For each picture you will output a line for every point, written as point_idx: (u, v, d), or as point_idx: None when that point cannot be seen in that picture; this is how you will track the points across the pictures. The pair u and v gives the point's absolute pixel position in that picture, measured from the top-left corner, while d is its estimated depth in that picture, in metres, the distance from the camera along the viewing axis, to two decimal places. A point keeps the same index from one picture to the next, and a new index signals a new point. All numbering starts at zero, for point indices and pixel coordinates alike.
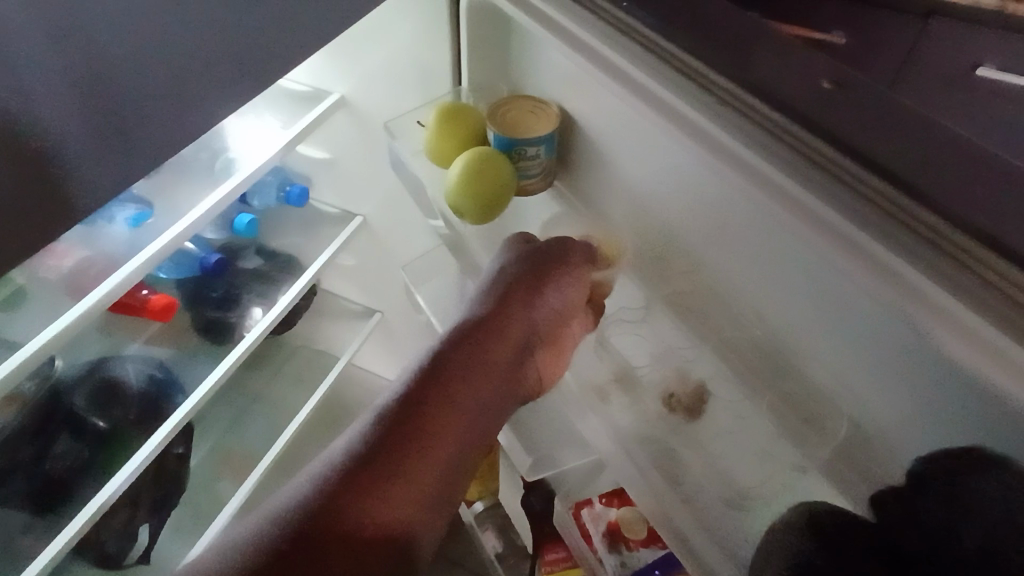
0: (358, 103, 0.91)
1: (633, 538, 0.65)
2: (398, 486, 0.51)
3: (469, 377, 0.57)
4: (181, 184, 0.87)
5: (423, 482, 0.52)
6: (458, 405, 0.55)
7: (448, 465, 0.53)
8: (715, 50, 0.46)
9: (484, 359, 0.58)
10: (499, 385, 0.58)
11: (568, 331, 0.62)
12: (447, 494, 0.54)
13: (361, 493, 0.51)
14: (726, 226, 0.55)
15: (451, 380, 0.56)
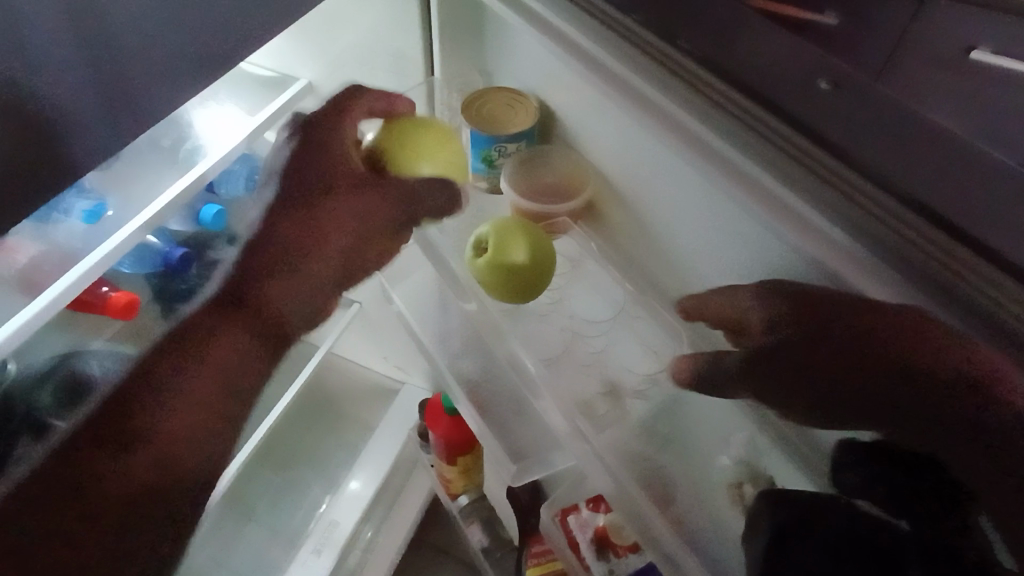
0: (325, 90, 0.87)
1: (620, 543, 0.62)
2: (193, 382, 0.62)
3: (251, 322, 0.65)
4: (143, 174, 0.82)
5: (207, 377, 0.63)
6: (216, 347, 0.63)
7: (222, 366, 0.64)
8: (698, 41, 0.43)
9: (242, 321, 0.65)
10: (221, 381, 0.64)
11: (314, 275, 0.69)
12: (249, 361, 0.66)
13: (163, 371, 0.61)
14: (698, 232, 0.52)
15: (243, 318, 0.65)
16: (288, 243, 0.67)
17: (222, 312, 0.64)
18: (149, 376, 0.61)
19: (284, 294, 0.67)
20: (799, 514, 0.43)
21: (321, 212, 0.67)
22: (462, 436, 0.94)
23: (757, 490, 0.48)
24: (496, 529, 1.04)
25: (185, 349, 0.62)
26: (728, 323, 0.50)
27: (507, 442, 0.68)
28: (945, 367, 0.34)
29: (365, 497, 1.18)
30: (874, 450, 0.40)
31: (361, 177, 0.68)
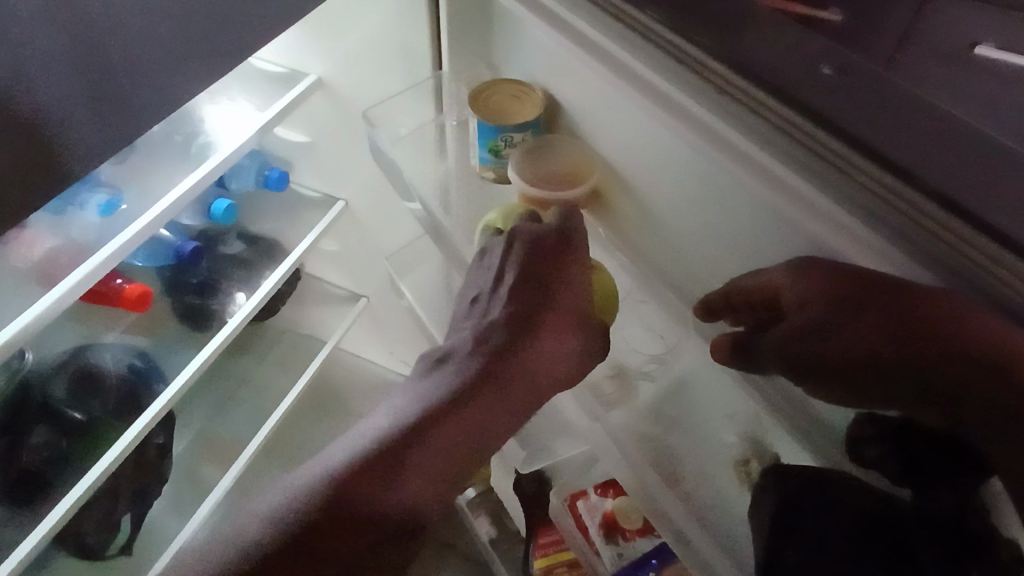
0: (335, 86, 0.88)
1: (629, 528, 0.63)
2: (403, 481, 0.56)
3: (468, 420, 0.55)
4: (154, 169, 0.84)
5: (416, 480, 0.56)
6: (420, 455, 0.56)
7: (430, 465, 0.56)
8: (705, 30, 0.44)
9: (457, 429, 0.55)
10: (449, 484, 0.57)
11: (546, 382, 0.55)
12: (467, 464, 0.57)
13: (381, 473, 0.56)
14: (706, 221, 0.52)
15: (447, 420, 0.55)
16: (510, 375, 0.55)
17: (396, 464, 0.56)
18: (374, 466, 0.56)
19: (511, 392, 0.55)
20: (818, 490, 0.44)
21: (472, 408, 0.55)
22: None
23: (762, 467, 0.50)
24: (503, 521, 1.04)
25: (403, 454, 0.56)
26: (760, 305, 0.47)
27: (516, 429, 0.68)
28: (963, 337, 0.34)
29: None
30: (895, 422, 0.40)
31: (568, 286, 0.57)
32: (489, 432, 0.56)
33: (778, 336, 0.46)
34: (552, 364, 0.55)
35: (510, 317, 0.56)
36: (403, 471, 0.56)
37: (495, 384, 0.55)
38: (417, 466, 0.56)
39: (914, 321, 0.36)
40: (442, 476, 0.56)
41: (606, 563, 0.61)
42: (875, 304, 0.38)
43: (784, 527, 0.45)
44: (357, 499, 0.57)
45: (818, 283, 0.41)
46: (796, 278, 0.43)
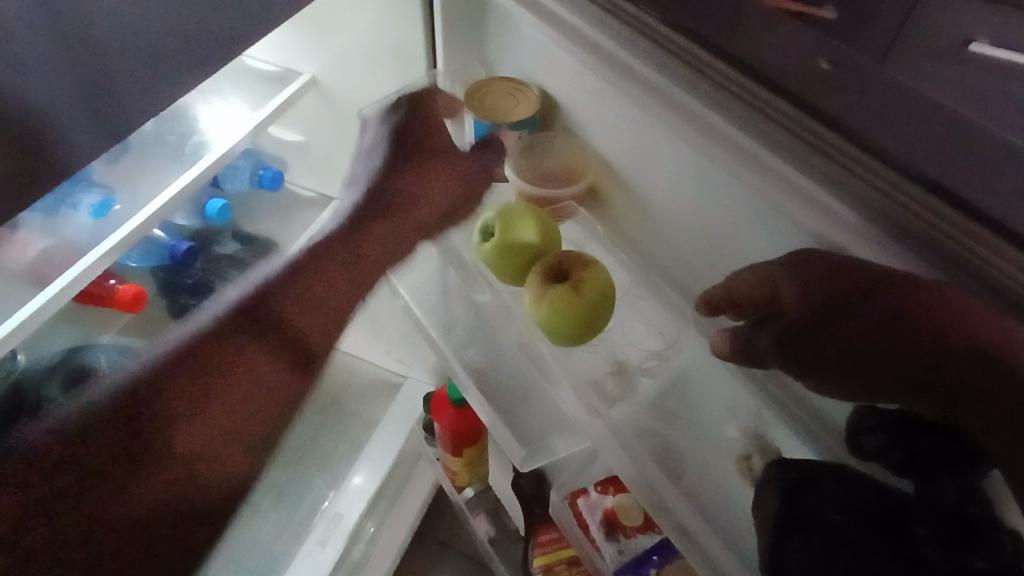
0: (329, 84, 0.88)
1: (630, 524, 0.62)
2: (195, 430, 0.62)
3: (195, 401, 0.61)
4: (149, 169, 0.83)
5: (221, 427, 0.64)
6: (193, 411, 0.61)
7: (236, 413, 0.65)
8: (704, 26, 0.44)
9: (221, 392, 0.64)
10: (225, 438, 0.64)
11: (284, 345, 0.67)
12: (237, 428, 0.65)
13: (149, 436, 0.59)
14: (705, 217, 0.52)
15: (192, 383, 0.61)
16: (329, 307, 0.71)
17: (211, 372, 0.63)
18: (143, 433, 0.59)
19: (237, 357, 0.64)
20: (821, 486, 0.43)
21: (328, 294, 0.70)
22: (467, 428, 0.95)
23: (765, 462, 0.49)
24: (502, 520, 1.04)
25: (201, 392, 0.62)
26: (760, 302, 0.47)
27: (515, 428, 0.68)
28: (961, 332, 0.34)
29: (369, 490, 1.19)
30: (897, 417, 0.40)
31: None
32: (251, 395, 0.66)
33: (776, 333, 0.47)
34: (270, 333, 0.66)
35: (398, 259, 0.75)
36: (220, 417, 0.64)
37: (213, 350, 0.63)
38: (232, 413, 0.64)
39: (915, 317, 0.36)
40: (213, 432, 0.63)
41: (608, 560, 0.61)
42: (879, 299, 0.38)
43: (785, 520, 0.43)
44: (128, 459, 0.58)
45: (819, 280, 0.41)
46: (796, 275, 0.43)
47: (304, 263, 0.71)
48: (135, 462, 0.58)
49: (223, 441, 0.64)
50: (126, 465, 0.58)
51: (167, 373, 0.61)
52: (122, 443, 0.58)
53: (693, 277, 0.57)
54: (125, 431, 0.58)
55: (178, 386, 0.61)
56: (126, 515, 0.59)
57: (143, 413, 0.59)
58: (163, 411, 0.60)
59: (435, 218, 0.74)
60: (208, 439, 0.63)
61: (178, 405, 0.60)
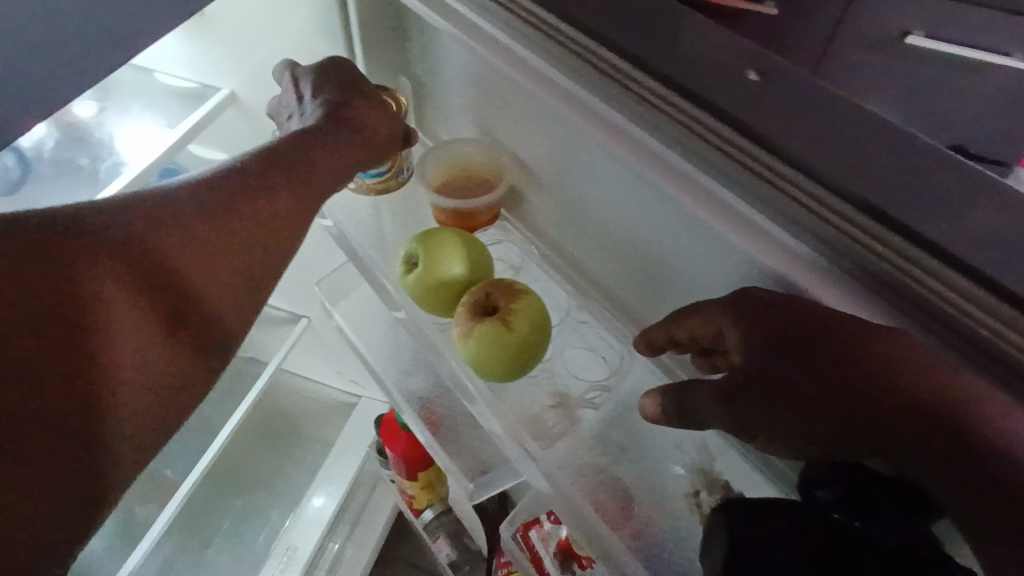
0: (251, 100, 0.83)
1: (581, 554, 0.58)
2: (127, 374, 0.43)
3: (124, 340, 0.43)
4: (56, 196, 0.76)
5: (142, 398, 0.44)
6: (115, 359, 0.42)
7: (154, 371, 0.44)
8: (626, 38, 0.41)
9: (127, 316, 0.43)
10: (162, 409, 0.45)
11: (219, 288, 0.47)
12: (170, 401, 0.46)
13: (77, 360, 0.41)
14: (645, 238, 0.50)
15: (115, 322, 0.42)
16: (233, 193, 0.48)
17: (166, 266, 0.45)
18: (62, 350, 0.40)
19: (199, 257, 0.46)
20: (767, 525, 0.38)
21: (271, 206, 0.49)
22: (419, 452, 0.91)
23: (714, 499, 0.46)
24: (464, 541, 1.01)
25: (88, 354, 0.41)
26: (704, 342, 0.44)
27: (462, 459, 0.65)
28: (914, 381, 0.31)
29: (325, 517, 1.14)
30: (841, 465, 0.37)
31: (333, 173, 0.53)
32: (194, 337, 0.47)
33: (714, 384, 0.42)
34: (219, 286, 0.47)
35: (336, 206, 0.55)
36: (100, 348, 0.42)
37: (155, 270, 0.44)
38: (122, 369, 0.43)
39: (878, 359, 0.32)
40: (154, 388, 0.44)
41: None
42: (837, 342, 0.34)
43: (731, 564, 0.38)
44: (69, 370, 0.40)
45: (781, 313, 0.37)
46: (742, 303, 0.40)
47: (210, 205, 0.47)
48: (63, 396, 0.40)
49: (154, 414, 0.45)
50: (50, 457, 0.39)
51: (56, 314, 0.40)
52: (51, 317, 0.40)
53: (637, 299, 0.55)
54: (53, 427, 0.39)
55: (117, 303, 0.43)
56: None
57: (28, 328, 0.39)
58: (84, 280, 0.41)
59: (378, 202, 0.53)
60: (141, 402, 0.44)
61: (91, 267, 0.42)
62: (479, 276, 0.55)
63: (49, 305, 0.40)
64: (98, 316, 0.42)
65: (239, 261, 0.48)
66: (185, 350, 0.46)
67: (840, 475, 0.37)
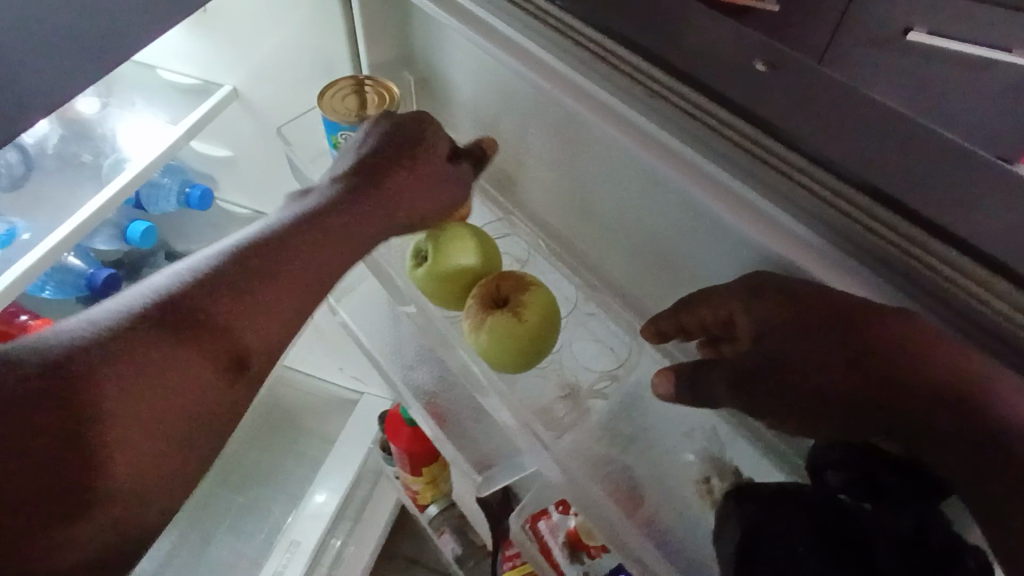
0: (254, 97, 0.83)
1: (592, 545, 0.60)
2: (142, 422, 0.38)
3: (155, 383, 0.39)
4: (60, 193, 0.76)
5: (164, 439, 0.39)
6: (161, 395, 0.39)
7: (188, 408, 0.40)
8: (635, 31, 0.41)
9: (177, 353, 0.40)
10: (180, 464, 0.40)
11: (232, 334, 0.43)
12: (174, 464, 0.40)
13: (84, 397, 0.37)
14: (652, 230, 0.50)
15: (149, 361, 0.39)
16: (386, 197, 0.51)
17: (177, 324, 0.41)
18: (95, 388, 0.37)
19: (239, 300, 0.43)
20: (780, 514, 0.38)
21: (346, 235, 0.49)
22: (424, 448, 0.91)
23: (725, 485, 0.47)
24: (468, 535, 1.02)
25: (143, 375, 0.39)
26: (714, 330, 0.45)
27: (469, 452, 0.65)
28: (917, 369, 0.32)
29: (327, 512, 1.14)
30: (854, 449, 0.37)
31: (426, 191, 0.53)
32: (205, 387, 0.41)
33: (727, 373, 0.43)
34: (265, 327, 0.44)
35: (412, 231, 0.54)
36: (138, 385, 0.39)
37: (218, 309, 0.42)
38: (160, 399, 0.39)
39: (888, 344, 0.33)
40: (166, 438, 0.39)
41: None
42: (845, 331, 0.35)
43: (745, 542, 0.37)
44: (83, 413, 0.37)
45: (791, 299, 0.37)
46: (752, 294, 0.40)
47: (233, 277, 0.43)
48: (78, 442, 0.36)
49: (164, 464, 0.39)
50: (51, 497, 0.35)
51: (98, 345, 0.39)
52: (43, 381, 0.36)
53: (645, 289, 0.55)
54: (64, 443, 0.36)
55: (134, 346, 0.39)
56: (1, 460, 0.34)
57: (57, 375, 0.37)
58: (117, 333, 0.39)
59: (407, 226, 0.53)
60: (139, 468, 0.38)
61: (143, 316, 0.40)
62: (488, 267, 0.56)
63: (82, 353, 0.38)
64: (138, 354, 0.39)
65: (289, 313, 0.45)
66: (219, 394, 0.42)
67: (857, 459, 0.37)
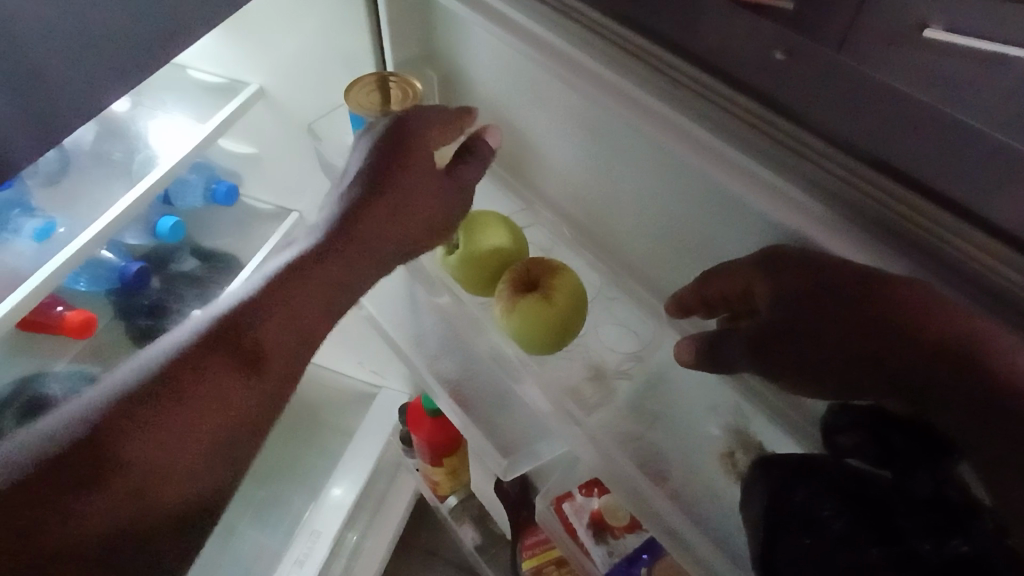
0: (278, 95, 0.85)
1: (616, 525, 0.63)
2: (192, 424, 0.47)
3: (200, 394, 0.48)
4: (92, 188, 0.79)
5: (213, 437, 0.48)
6: (206, 406, 0.48)
7: (232, 411, 0.49)
8: (660, 22, 0.43)
9: (217, 371, 0.49)
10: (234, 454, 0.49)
11: (268, 350, 0.51)
12: (232, 453, 0.49)
13: (148, 411, 0.46)
14: (674, 217, 0.52)
15: (198, 380, 0.48)
16: (368, 224, 0.56)
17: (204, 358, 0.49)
18: (152, 401, 0.46)
19: (273, 321, 0.51)
20: (807, 485, 0.44)
21: (367, 254, 0.57)
22: (445, 437, 0.93)
23: (748, 457, 0.50)
24: (488, 525, 1.03)
25: (189, 387, 0.48)
26: (732, 301, 0.48)
27: (495, 437, 0.67)
28: (922, 328, 0.34)
29: (347, 504, 1.15)
30: (858, 411, 0.40)
31: (424, 196, 0.57)
32: (258, 391, 0.50)
33: (752, 336, 0.46)
34: (290, 342, 0.52)
35: (431, 232, 0.59)
36: (187, 396, 0.48)
37: (248, 333, 0.50)
38: (204, 411, 0.48)
39: (889, 306, 0.35)
40: (215, 437, 0.48)
41: (598, 562, 0.61)
42: (856, 300, 0.37)
43: (774, 519, 0.44)
44: (143, 423, 0.46)
45: (800, 271, 0.40)
46: (766, 263, 0.43)
47: (259, 301, 0.52)
48: (138, 448, 0.45)
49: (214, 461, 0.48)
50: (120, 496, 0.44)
51: (159, 368, 0.48)
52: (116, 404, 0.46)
53: (667, 275, 0.56)
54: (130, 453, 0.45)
55: (182, 364, 0.49)
56: (87, 463, 0.44)
57: (132, 399, 0.46)
58: (179, 356, 0.49)
59: (423, 229, 0.58)
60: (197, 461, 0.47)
61: (194, 345, 0.49)
62: (522, 248, 0.61)
63: (147, 378, 0.47)
64: (192, 371, 0.48)
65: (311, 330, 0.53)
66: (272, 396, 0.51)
67: (860, 419, 0.40)
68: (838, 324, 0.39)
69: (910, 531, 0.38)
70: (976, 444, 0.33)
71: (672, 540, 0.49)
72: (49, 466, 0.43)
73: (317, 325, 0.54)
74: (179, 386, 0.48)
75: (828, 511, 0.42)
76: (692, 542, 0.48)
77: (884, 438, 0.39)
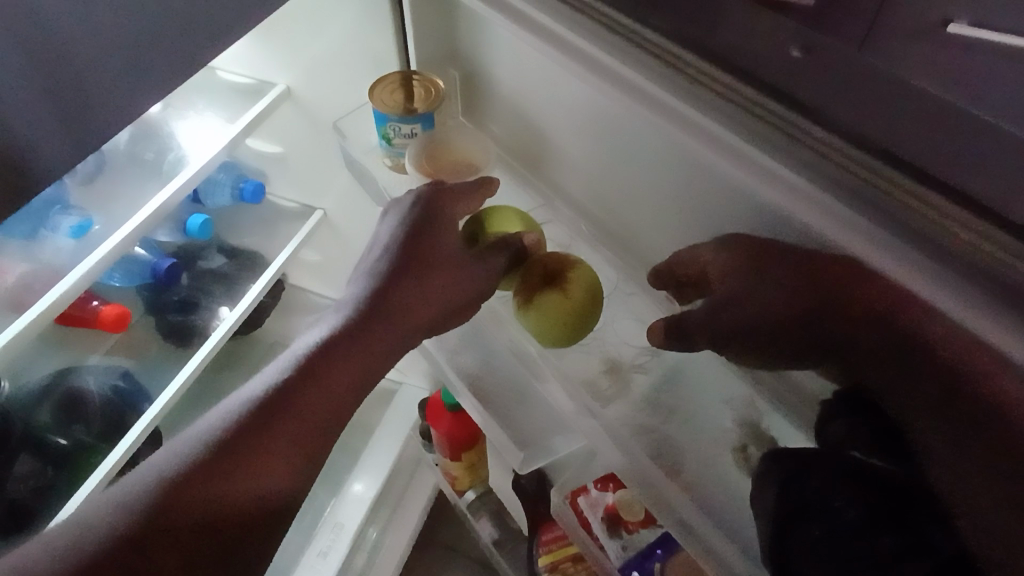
0: (304, 95, 0.87)
1: (631, 521, 0.64)
2: (257, 477, 0.50)
3: (262, 450, 0.50)
4: (127, 187, 0.82)
5: (275, 486, 0.51)
6: (268, 460, 0.50)
7: (291, 464, 0.51)
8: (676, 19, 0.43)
9: (278, 427, 0.51)
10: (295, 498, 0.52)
11: (322, 402, 0.53)
12: (292, 497, 0.52)
13: (217, 469, 0.49)
14: (691, 213, 0.52)
15: (261, 436, 0.51)
16: (396, 304, 0.57)
17: (239, 444, 0.50)
18: (219, 458, 0.49)
19: (326, 376, 0.54)
20: (821, 475, 0.45)
21: (409, 308, 0.58)
22: (464, 432, 0.94)
23: (761, 451, 0.50)
24: (505, 521, 1.04)
25: (251, 443, 0.50)
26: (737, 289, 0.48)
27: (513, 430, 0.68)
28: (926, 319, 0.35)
29: (368, 498, 1.18)
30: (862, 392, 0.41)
31: (455, 267, 0.59)
32: (315, 439, 0.53)
33: (762, 327, 0.47)
34: (343, 392, 0.54)
35: (465, 309, 0.60)
36: (251, 453, 0.50)
37: (304, 388, 0.53)
38: (266, 464, 0.50)
39: (891, 291, 0.36)
40: (277, 488, 0.51)
41: (612, 557, 0.62)
42: (867, 291, 0.38)
43: (789, 509, 0.45)
44: (211, 480, 0.48)
45: (813, 270, 0.40)
46: (775, 256, 0.44)
47: (313, 359, 0.54)
48: (210, 503, 0.48)
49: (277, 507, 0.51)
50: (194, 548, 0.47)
51: (224, 426, 0.51)
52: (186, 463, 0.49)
53: None
54: (201, 508, 0.48)
55: (243, 422, 0.51)
56: (163, 522, 0.47)
57: (172, 487, 0.48)
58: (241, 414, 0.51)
59: (458, 307, 0.59)
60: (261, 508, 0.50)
61: (255, 402, 0.52)
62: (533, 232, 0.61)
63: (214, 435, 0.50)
64: (255, 430, 0.51)
65: (360, 380, 0.55)
66: (327, 440, 0.54)
67: (865, 404, 0.41)
68: (850, 317, 0.40)
69: (921, 518, 0.39)
70: (982, 423, 0.34)
71: (685, 531, 0.50)
72: (132, 525, 0.46)
73: (365, 374, 0.56)
74: (244, 444, 0.50)
75: (843, 502, 0.43)
76: (703, 532, 0.49)
77: (893, 421, 0.39)
